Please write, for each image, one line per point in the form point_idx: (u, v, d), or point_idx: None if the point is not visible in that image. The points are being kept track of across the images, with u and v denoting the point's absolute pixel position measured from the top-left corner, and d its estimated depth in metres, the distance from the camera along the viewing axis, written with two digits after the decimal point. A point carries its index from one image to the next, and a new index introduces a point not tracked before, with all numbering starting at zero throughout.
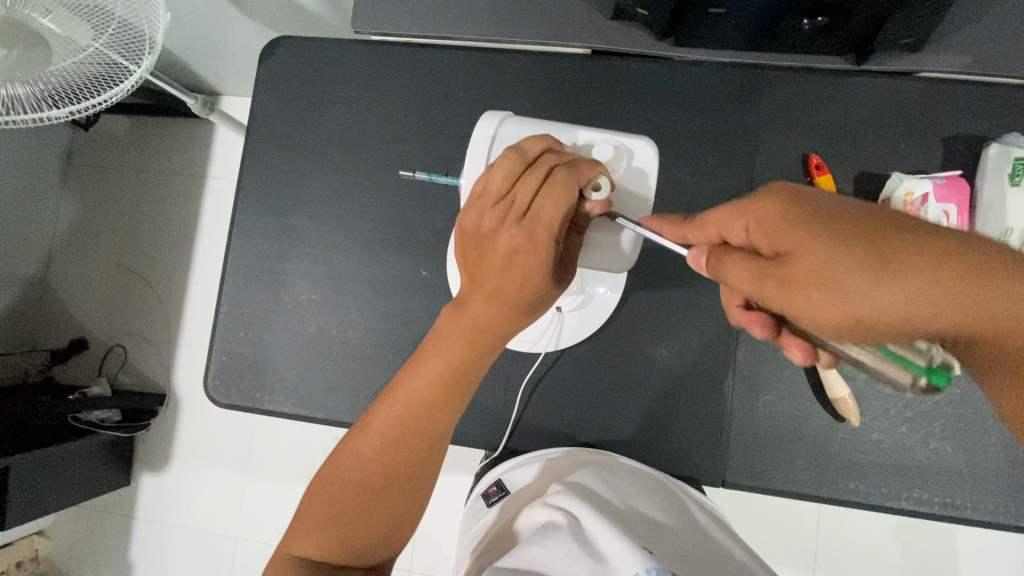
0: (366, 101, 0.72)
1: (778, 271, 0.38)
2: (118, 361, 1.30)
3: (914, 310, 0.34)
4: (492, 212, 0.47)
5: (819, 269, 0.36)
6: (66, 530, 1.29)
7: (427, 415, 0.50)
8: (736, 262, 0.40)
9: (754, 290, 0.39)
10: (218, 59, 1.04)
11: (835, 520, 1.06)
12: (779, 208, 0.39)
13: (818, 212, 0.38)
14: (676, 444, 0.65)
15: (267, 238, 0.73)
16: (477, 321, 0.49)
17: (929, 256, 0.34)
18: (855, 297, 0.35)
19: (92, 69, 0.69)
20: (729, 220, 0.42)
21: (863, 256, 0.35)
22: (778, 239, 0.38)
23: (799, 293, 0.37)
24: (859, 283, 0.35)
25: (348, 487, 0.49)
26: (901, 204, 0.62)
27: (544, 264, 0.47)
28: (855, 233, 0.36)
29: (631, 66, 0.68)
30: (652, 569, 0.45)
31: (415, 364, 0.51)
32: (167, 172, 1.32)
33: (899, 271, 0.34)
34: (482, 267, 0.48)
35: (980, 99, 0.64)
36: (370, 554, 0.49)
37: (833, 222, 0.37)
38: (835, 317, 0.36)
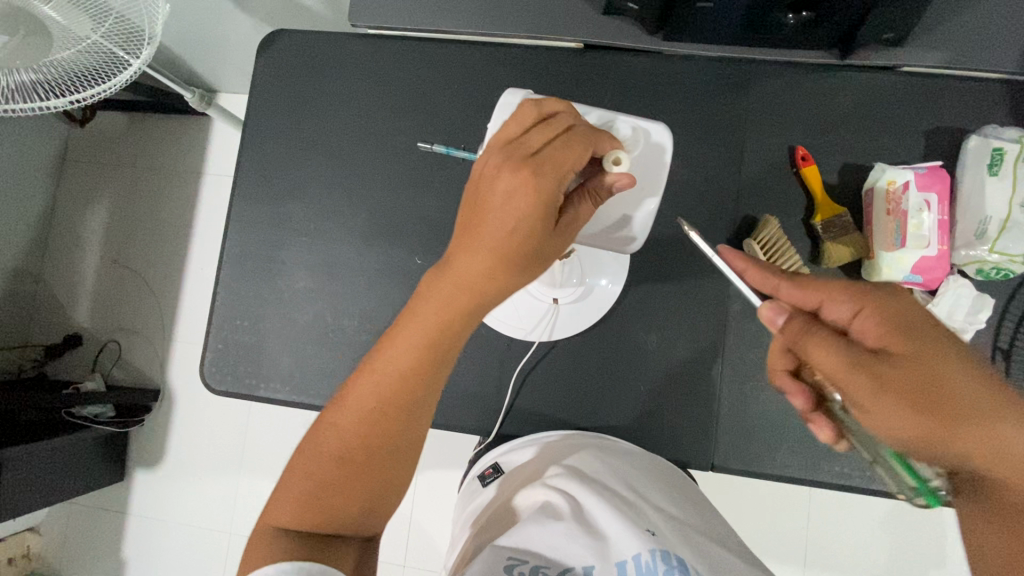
0: (361, 92, 0.73)
1: (884, 376, 0.40)
2: (113, 356, 1.31)
3: (979, 453, 0.41)
4: (504, 153, 0.48)
5: (911, 385, 0.40)
6: (59, 527, 1.28)
7: (406, 384, 0.49)
8: (834, 344, 0.42)
9: (841, 374, 0.41)
10: (214, 55, 1.06)
11: (824, 512, 1.07)
12: (900, 317, 0.43)
13: (939, 336, 0.42)
14: (668, 429, 0.66)
15: (262, 228, 0.74)
16: (462, 274, 0.47)
17: (1003, 426, 0.40)
18: (931, 414, 0.40)
19: (91, 59, 0.70)
20: (840, 301, 0.45)
21: (948, 394, 0.40)
22: (889, 338, 0.42)
23: (891, 402, 0.40)
24: (941, 417, 0.40)
25: (330, 459, 0.49)
26: (884, 192, 0.63)
27: (541, 208, 0.46)
28: (968, 378, 0.41)
29: (622, 60, 0.69)
30: (655, 550, 0.47)
31: (392, 337, 0.50)
32: (163, 167, 1.33)
33: (961, 420, 0.40)
34: (479, 209, 0.48)
35: (961, 93, 0.65)
36: (356, 526, 0.50)
37: (950, 358, 0.41)
38: (911, 435, 0.40)
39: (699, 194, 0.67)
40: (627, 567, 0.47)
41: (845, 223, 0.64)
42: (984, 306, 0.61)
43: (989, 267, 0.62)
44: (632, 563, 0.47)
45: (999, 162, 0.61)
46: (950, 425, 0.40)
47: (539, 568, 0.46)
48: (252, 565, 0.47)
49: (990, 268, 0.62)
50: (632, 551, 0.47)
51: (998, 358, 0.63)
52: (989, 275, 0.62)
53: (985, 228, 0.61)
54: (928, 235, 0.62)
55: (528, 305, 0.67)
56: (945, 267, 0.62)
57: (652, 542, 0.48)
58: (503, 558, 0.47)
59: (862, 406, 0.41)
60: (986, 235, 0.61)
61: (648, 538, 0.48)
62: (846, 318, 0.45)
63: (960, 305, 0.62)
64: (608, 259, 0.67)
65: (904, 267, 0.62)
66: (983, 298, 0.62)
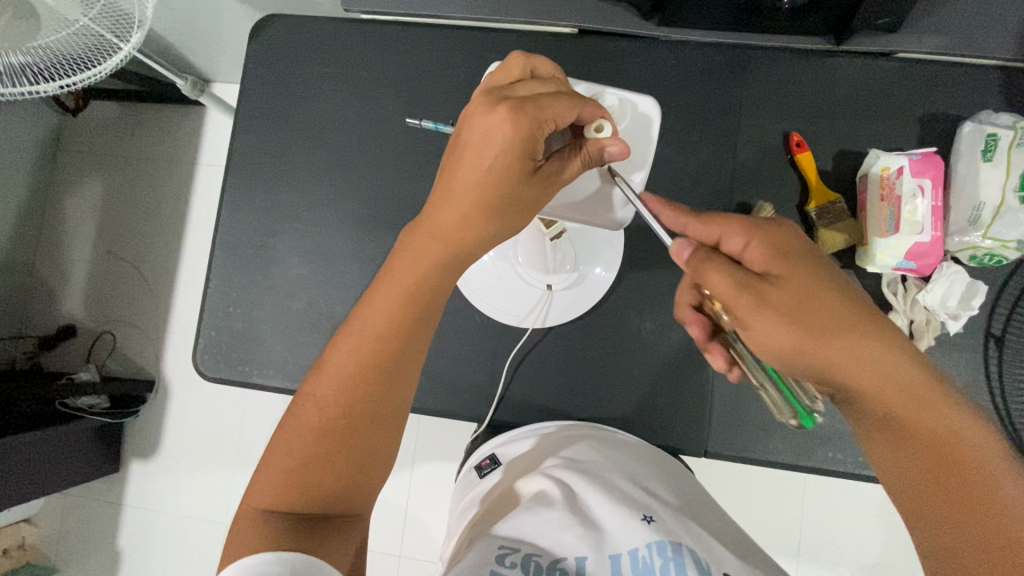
0: (354, 78, 0.72)
1: (761, 291, 0.45)
2: (107, 347, 1.30)
3: (850, 370, 0.44)
4: (489, 94, 0.49)
5: (786, 301, 0.44)
6: (54, 518, 1.28)
7: (382, 344, 0.50)
8: (722, 265, 0.46)
9: (729, 292, 0.45)
10: (207, 43, 1.05)
11: (818, 502, 1.07)
12: (785, 245, 0.47)
13: (815, 261, 0.46)
14: (661, 416, 0.66)
15: (255, 215, 0.73)
16: (438, 225, 0.50)
17: (869, 342, 0.44)
18: (802, 326, 0.44)
19: (81, 44, 0.69)
20: (735, 232, 0.48)
21: (820, 311, 0.44)
22: (773, 262, 0.46)
23: (773, 316, 0.44)
24: (812, 330, 0.44)
25: (309, 430, 0.49)
26: (878, 178, 0.63)
27: (517, 146, 0.46)
28: (842, 300, 0.45)
29: (618, 46, 0.69)
30: (652, 544, 0.47)
31: (370, 299, 0.51)
32: (156, 157, 1.32)
33: (831, 334, 0.44)
34: (460, 150, 0.48)
35: (956, 80, 0.65)
36: (340, 503, 0.50)
37: (824, 283, 0.45)
38: (787, 344, 0.44)
39: (694, 181, 0.67)
40: (622, 560, 0.46)
41: (839, 209, 0.64)
42: (977, 293, 0.62)
43: (982, 254, 0.62)
44: (628, 557, 0.47)
45: (993, 148, 0.61)
46: (820, 337, 0.44)
47: (531, 556, 0.46)
48: (237, 551, 0.45)
49: (983, 254, 0.62)
50: (629, 545, 0.47)
51: (990, 345, 0.63)
52: (982, 261, 0.63)
53: (978, 215, 0.61)
54: (922, 221, 0.62)
55: (523, 292, 0.67)
56: (938, 254, 0.62)
57: (650, 535, 0.48)
58: (495, 547, 0.47)
59: (742, 318, 0.45)
60: (979, 222, 0.61)
61: (644, 530, 0.48)
62: (739, 248, 0.48)
63: (953, 291, 0.62)
64: (604, 247, 0.67)
65: (897, 253, 0.61)
66: (976, 285, 0.62)
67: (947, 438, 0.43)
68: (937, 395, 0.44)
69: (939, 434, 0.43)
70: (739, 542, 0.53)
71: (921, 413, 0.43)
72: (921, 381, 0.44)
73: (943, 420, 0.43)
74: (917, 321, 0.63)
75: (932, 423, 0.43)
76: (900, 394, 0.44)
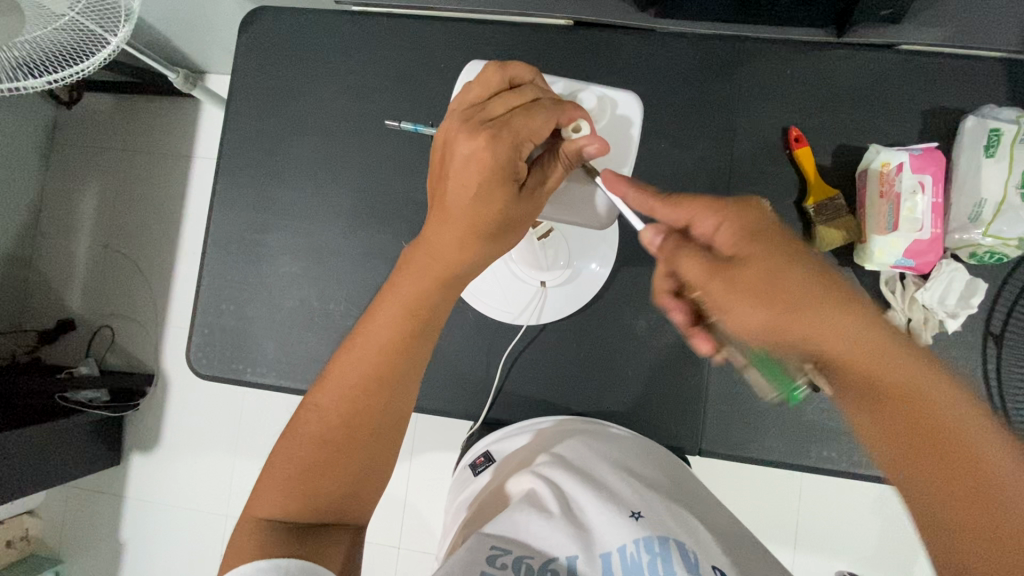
0: (345, 72, 0.71)
1: (727, 271, 0.41)
2: (106, 341, 1.30)
3: (823, 343, 0.40)
4: (462, 117, 0.48)
5: (761, 279, 0.40)
6: (57, 510, 1.30)
7: (385, 358, 0.50)
8: (693, 254, 0.42)
9: (705, 285, 0.41)
10: (200, 35, 1.03)
11: (816, 495, 1.08)
12: (756, 222, 0.42)
13: (784, 241, 0.42)
14: (656, 415, 0.66)
15: (247, 212, 0.73)
16: (435, 246, 0.49)
17: (847, 311, 0.40)
18: (780, 301, 0.40)
19: (68, 38, 0.68)
20: (705, 213, 0.43)
21: (797, 284, 0.40)
22: (742, 245, 0.41)
23: (738, 296, 0.40)
24: (785, 308, 0.39)
25: (311, 442, 0.49)
26: (877, 174, 0.62)
27: (498, 173, 0.46)
28: (813, 276, 0.40)
29: (613, 38, 0.67)
30: (639, 540, 0.46)
31: (373, 314, 0.51)
32: (151, 150, 1.31)
33: (801, 305, 0.40)
34: (443, 178, 0.48)
35: (961, 72, 0.64)
36: (342, 511, 0.50)
37: (793, 259, 0.41)
38: (767, 328, 0.40)
39: (690, 176, 0.66)
40: (612, 559, 0.46)
41: (838, 205, 0.63)
42: (977, 291, 0.61)
43: (982, 252, 0.61)
44: (617, 555, 0.46)
45: (996, 143, 0.60)
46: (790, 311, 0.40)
47: (523, 558, 0.46)
48: (236, 560, 0.45)
49: (984, 253, 0.61)
50: (617, 543, 0.47)
51: (988, 343, 0.62)
52: (982, 259, 0.62)
53: (980, 211, 0.60)
54: (921, 219, 0.61)
55: (516, 290, 0.67)
56: (937, 252, 0.61)
57: (636, 532, 0.47)
58: (486, 547, 0.46)
59: (713, 303, 0.41)
60: (981, 219, 0.60)
61: (631, 527, 0.47)
62: (710, 230, 0.43)
63: (952, 288, 0.61)
64: (597, 243, 0.66)
65: (896, 250, 0.61)
66: (976, 283, 0.61)
67: (934, 424, 0.37)
68: (923, 374, 0.39)
69: (931, 417, 0.37)
70: (738, 538, 0.53)
71: (908, 390, 0.38)
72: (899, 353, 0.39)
73: (930, 401, 0.38)
74: (915, 320, 0.62)
75: (925, 404, 0.38)
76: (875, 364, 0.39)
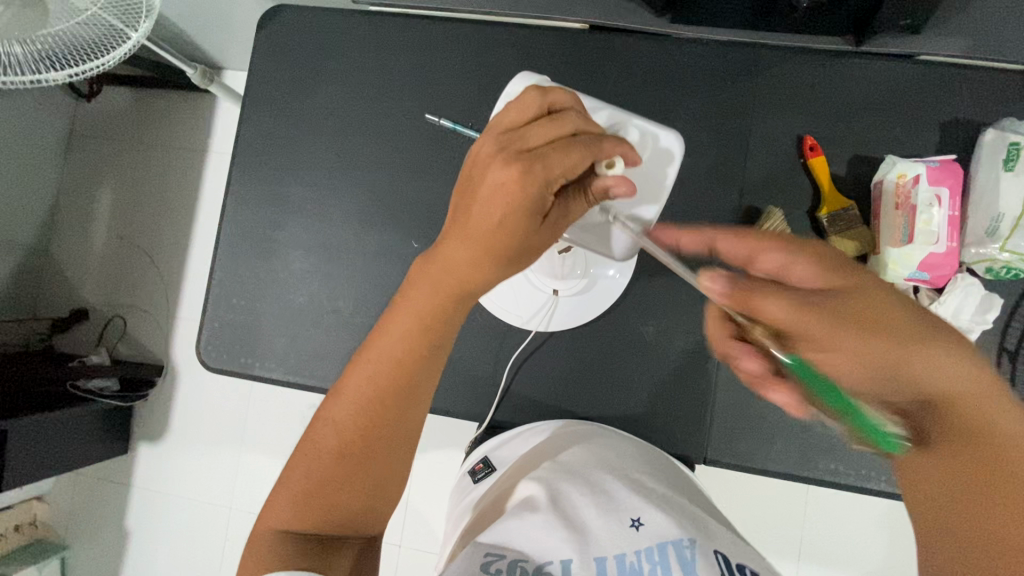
0: (360, 72, 0.72)
1: (817, 309, 0.41)
2: (118, 332, 1.32)
3: (902, 370, 0.42)
4: (500, 142, 0.48)
5: (848, 316, 0.41)
6: (66, 496, 1.31)
7: (400, 371, 0.50)
8: (784, 292, 0.41)
9: (792, 322, 0.41)
10: (219, 32, 1.05)
11: (822, 508, 1.06)
12: (823, 261, 0.44)
13: (851, 272, 0.44)
14: (661, 422, 0.65)
15: (260, 208, 0.73)
16: (453, 264, 0.49)
17: (924, 340, 0.42)
18: (869, 335, 0.41)
19: (90, 33, 0.69)
20: (765, 251, 0.45)
21: (874, 315, 0.42)
22: (821, 284, 0.43)
23: (829, 333, 0.41)
24: (875, 338, 0.41)
25: (326, 455, 0.49)
26: (893, 186, 0.61)
27: (527, 206, 0.46)
28: (883, 301, 0.43)
29: (629, 43, 0.67)
30: (641, 550, 0.46)
31: (385, 328, 0.51)
32: (167, 143, 1.33)
33: (886, 337, 0.41)
34: (470, 202, 0.48)
35: (980, 84, 0.63)
36: (355, 524, 0.50)
37: (866, 291, 0.43)
38: (855, 362, 0.41)
39: (703, 182, 0.66)
40: (609, 563, 0.46)
41: (851, 217, 0.62)
42: (993, 306, 0.60)
43: (998, 266, 0.60)
44: (614, 560, 0.46)
45: (1015, 157, 0.59)
46: (878, 343, 0.41)
47: (516, 561, 0.46)
48: (252, 570, 0.46)
49: (1000, 268, 0.60)
50: (615, 549, 0.47)
51: (1003, 360, 0.61)
52: (998, 274, 0.61)
53: (997, 226, 0.59)
54: (937, 232, 0.60)
55: (528, 296, 0.66)
56: (953, 265, 0.60)
57: (639, 542, 0.47)
58: (481, 554, 0.46)
59: (806, 342, 0.41)
60: (998, 233, 0.59)
61: (631, 537, 0.47)
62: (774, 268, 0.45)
63: (969, 301, 0.60)
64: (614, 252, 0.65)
65: (910, 264, 0.60)
66: (992, 299, 0.60)
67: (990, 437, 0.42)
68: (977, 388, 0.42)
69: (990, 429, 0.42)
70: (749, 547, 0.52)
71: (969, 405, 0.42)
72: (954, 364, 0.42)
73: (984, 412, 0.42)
74: None
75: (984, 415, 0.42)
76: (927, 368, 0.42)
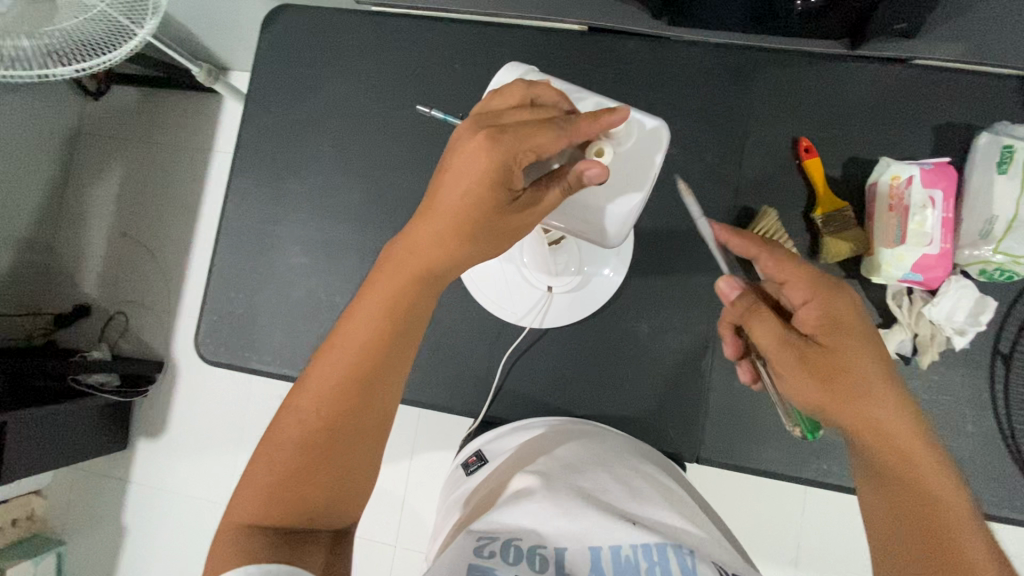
0: (362, 71, 0.73)
1: (801, 346, 0.47)
2: (120, 327, 1.33)
3: (861, 421, 0.47)
4: (481, 120, 0.49)
5: (832, 363, 0.46)
6: (64, 491, 1.32)
7: (363, 356, 0.50)
8: (773, 324, 0.47)
9: (772, 348, 0.48)
10: (225, 33, 1.06)
11: (819, 515, 1.06)
12: (838, 309, 0.48)
13: (856, 325, 0.48)
14: (654, 420, 0.66)
15: (261, 203, 0.74)
16: (417, 243, 0.50)
17: (892, 400, 0.47)
18: (843, 381, 0.46)
19: (97, 29, 0.71)
20: (794, 286, 0.49)
21: (857, 366, 0.47)
22: (818, 327, 0.48)
23: (801, 369, 0.47)
24: (845, 388, 0.46)
25: (293, 443, 0.49)
26: (887, 188, 0.62)
27: (492, 179, 0.47)
28: (871, 355, 0.47)
29: (627, 45, 0.68)
30: (636, 544, 0.45)
31: (352, 313, 0.52)
32: (172, 142, 1.34)
33: (859, 389, 0.46)
34: (441, 175, 0.49)
35: (974, 89, 0.63)
36: (324, 515, 0.50)
37: (865, 352, 0.47)
38: (817, 398, 0.47)
39: (699, 182, 0.66)
40: (602, 554, 0.45)
41: (846, 218, 0.62)
42: (986, 308, 0.60)
43: (992, 268, 0.60)
44: (609, 552, 0.45)
45: (1008, 160, 0.59)
46: (846, 393, 0.46)
47: (510, 540, 0.46)
48: (221, 564, 0.45)
49: (993, 270, 0.60)
50: (609, 541, 0.46)
51: (996, 362, 0.61)
52: (992, 277, 0.61)
53: (990, 228, 0.60)
54: (930, 233, 0.61)
55: (523, 291, 0.67)
56: (946, 267, 0.61)
57: (635, 535, 0.46)
58: (475, 539, 0.46)
59: (780, 370, 0.48)
60: (991, 235, 0.60)
61: (627, 531, 0.46)
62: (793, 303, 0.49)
63: (961, 305, 0.60)
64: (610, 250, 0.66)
65: (903, 265, 0.60)
66: (985, 301, 0.60)
67: (927, 498, 0.45)
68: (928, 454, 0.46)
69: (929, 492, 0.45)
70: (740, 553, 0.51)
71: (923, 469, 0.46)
72: (936, 477, 0.46)
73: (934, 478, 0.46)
74: (921, 335, 0.61)
75: (930, 481, 0.46)
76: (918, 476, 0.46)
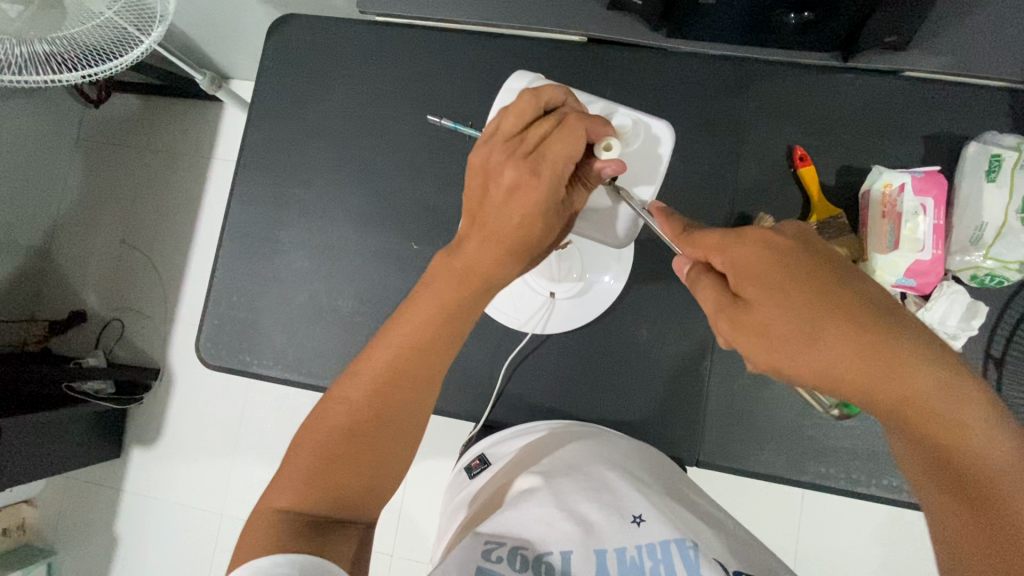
0: (366, 81, 0.74)
1: (733, 311, 0.44)
2: (116, 334, 1.32)
3: (836, 379, 0.41)
4: (505, 146, 0.51)
5: (768, 323, 0.42)
6: (55, 500, 1.30)
7: (415, 354, 0.51)
8: (708, 290, 0.46)
9: (712, 317, 0.45)
10: (228, 42, 1.07)
11: (816, 522, 1.06)
12: (762, 262, 0.43)
13: (795, 273, 0.42)
14: (654, 424, 0.66)
15: (264, 209, 0.75)
16: (472, 260, 0.51)
17: (871, 347, 0.40)
18: (791, 341, 0.41)
19: (105, 36, 0.71)
20: (711, 253, 0.45)
21: (805, 322, 0.41)
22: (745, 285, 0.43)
23: (744, 339, 0.43)
24: (799, 343, 0.41)
25: (338, 432, 0.49)
26: (880, 195, 0.63)
27: (545, 205, 0.50)
28: (822, 305, 0.41)
29: (626, 56, 0.70)
30: (641, 545, 0.46)
31: (403, 313, 0.52)
32: (172, 149, 1.35)
33: (816, 342, 0.41)
34: (484, 204, 0.52)
35: (963, 100, 0.65)
36: (360, 508, 0.50)
37: (806, 300, 0.41)
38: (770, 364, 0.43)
39: (697, 190, 0.67)
40: (608, 556, 0.46)
41: (841, 224, 0.64)
42: (978, 313, 0.61)
43: (983, 274, 0.62)
44: (615, 554, 0.46)
45: (997, 168, 0.61)
46: (806, 348, 0.41)
47: (516, 548, 0.46)
48: (250, 552, 0.45)
49: (984, 275, 0.62)
50: (617, 542, 0.47)
51: (989, 366, 0.62)
52: (983, 282, 0.63)
53: (981, 234, 0.61)
54: (922, 240, 0.62)
55: (525, 297, 0.67)
56: (938, 272, 0.63)
57: (640, 537, 0.47)
58: (481, 543, 0.47)
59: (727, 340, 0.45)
60: (981, 241, 0.61)
61: (631, 532, 0.47)
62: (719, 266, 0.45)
63: (955, 309, 0.61)
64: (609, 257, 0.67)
65: (896, 270, 0.62)
66: (976, 305, 0.61)
67: (955, 447, 0.39)
68: (935, 397, 0.39)
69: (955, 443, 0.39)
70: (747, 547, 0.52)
71: (944, 414, 0.39)
72: (957, 423, 0.39)
73: (954, 426, 0.39)
74: None
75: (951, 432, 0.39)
76: (928, 425, 0.40)
